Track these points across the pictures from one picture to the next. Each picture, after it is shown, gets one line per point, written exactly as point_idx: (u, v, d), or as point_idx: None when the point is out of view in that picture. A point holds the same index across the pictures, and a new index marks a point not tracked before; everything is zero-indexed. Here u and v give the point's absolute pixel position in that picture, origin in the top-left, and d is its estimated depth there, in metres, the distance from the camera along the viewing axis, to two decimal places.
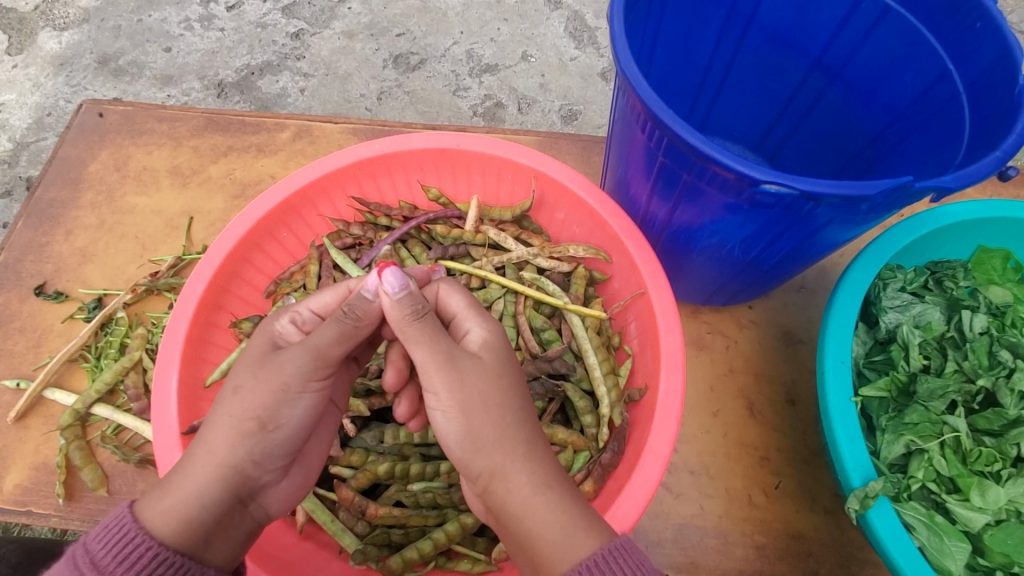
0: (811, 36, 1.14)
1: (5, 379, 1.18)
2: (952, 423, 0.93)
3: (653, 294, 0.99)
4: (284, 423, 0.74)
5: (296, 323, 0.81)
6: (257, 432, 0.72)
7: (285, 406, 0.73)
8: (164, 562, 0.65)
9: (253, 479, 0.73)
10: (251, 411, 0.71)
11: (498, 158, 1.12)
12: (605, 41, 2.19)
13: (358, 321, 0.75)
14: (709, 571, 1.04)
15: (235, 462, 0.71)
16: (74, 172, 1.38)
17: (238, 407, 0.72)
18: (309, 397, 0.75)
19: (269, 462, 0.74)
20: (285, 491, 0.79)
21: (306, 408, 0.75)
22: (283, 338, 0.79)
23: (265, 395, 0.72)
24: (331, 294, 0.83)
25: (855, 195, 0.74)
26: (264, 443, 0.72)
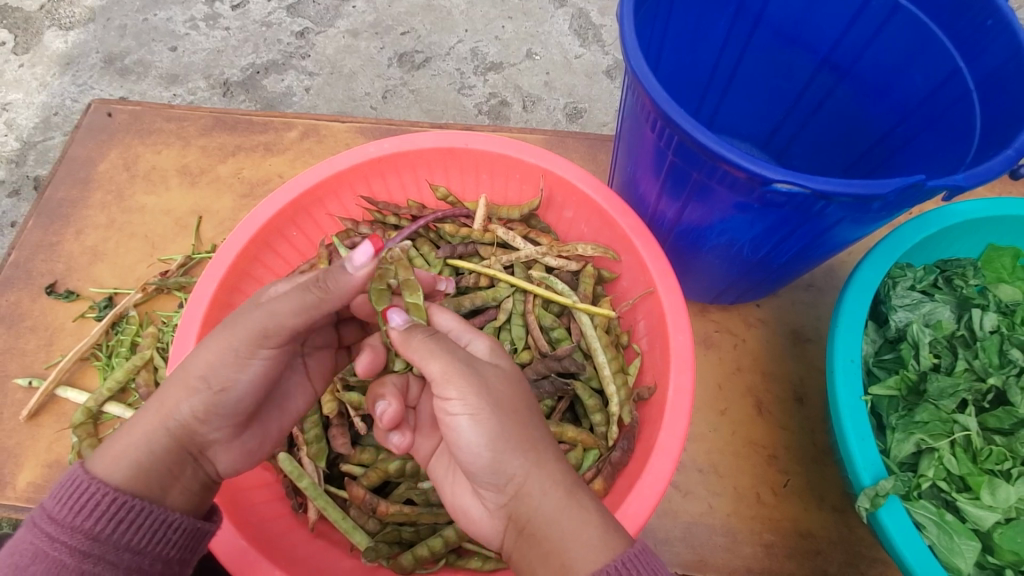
0: (820, 33, 1.13)
1: (17, 377, 1.19)
2: (962, 422, 0.94)
3: (662, 293, 0.99)
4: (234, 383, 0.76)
5: (290, 287, 0.85)
6: (206, 391, 0.75)
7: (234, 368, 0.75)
8: (120, 504, 0.70)
9: (197, 435, 0.76)
10: (200, 371, 0.75)
11: (507, 157, 1.12)
12: (610, 39, 2.19)
13: (322, 291, 0.75)
14: (717, 569, 1.04)
15: (181, 419, 0.75)
16: (83, 171, 1.38)
17: (189, 365, 0.76)
18: (262, 363, 0.77)
19: (214, 420, 0.76)
20: (239, 449, 0.81)
21: (257, 370, 0.77)
22: (268, 298, 0.82)
23: (216, 354, 0.75)
24: (316, 269, 0.86)
25: (866, 194, 0.74)
26: (213, 400, 0.75)
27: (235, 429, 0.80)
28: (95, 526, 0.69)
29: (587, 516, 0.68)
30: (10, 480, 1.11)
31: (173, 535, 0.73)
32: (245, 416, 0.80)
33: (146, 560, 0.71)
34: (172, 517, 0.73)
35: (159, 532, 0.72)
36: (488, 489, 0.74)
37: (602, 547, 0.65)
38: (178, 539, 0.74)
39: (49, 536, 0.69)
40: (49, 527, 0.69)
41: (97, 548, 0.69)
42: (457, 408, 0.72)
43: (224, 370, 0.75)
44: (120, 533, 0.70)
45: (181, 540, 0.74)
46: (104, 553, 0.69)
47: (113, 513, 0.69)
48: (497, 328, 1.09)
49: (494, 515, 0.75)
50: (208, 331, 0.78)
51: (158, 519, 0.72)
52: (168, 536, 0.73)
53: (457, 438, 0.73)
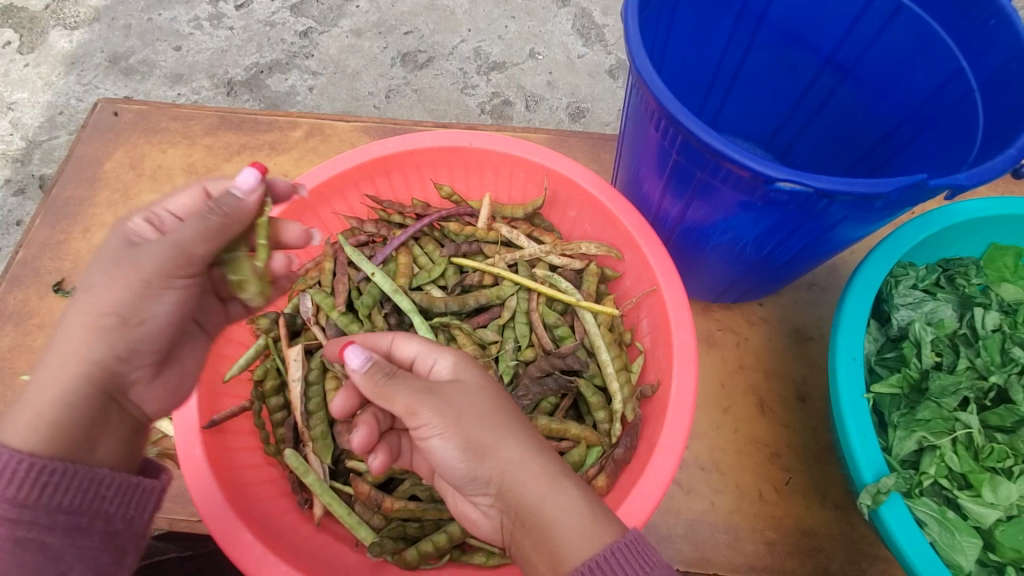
0: (824, 33, 1.14)
1: (26, 373, 1.20)
2: (964, 419, 0.94)
3: (666, 292, 1.00)
4: (145, 318, 0.77)
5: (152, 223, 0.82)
6: (118, 325, 0.75)
7: (144, 303, 0.76)
8: (43, 470, 0.71)
9: (120, 375, 0.78)
10: (109, 309, 0.74)
11: (511, 156, 1.13)
12: (613, 38, 2.19)
13: (225, 216, 0.76)
14: (719, 566, 1.05)
15: (95, 364, 0.75)
16: (90, 170, 1.40)
17: (90, 306, 0.75)
18: (172, 292, 0.78)
19: (133, 359, 0.78)
20: (159, 391, 0.84)
21: (170, 304, 0.78)
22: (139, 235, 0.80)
23: (118, 288, 0.75)
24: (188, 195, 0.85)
25: (869, 193, 0.75)
26: (126, 337, 0.76)
27: (156, 369, 0.82)
28: (22, 494, 0.70)
29: (573, 503, 0.69)
30: None
31: (107, 491, 0.76)
32: (160, 356, 0.82)
33: (86, 517, 0.75)
34: (98, 475, 0.75)
35: (92, 491, 0.75)
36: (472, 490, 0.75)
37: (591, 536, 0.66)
38: (114, 494, 0.77)
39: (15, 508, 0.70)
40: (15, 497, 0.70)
41: (30, 514, 0.71)
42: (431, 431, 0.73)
43: (132, 307, 0.75)
44: (49, 497, 0.72)
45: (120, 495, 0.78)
46: (37, 518, 0.71)
47: (33, 479, 0.71)
48: (502, 326, 1.10)
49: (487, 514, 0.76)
50: (97, 272, 0.76)
51: (86, 478, 0.74)
52: (103, 493, 0.76)
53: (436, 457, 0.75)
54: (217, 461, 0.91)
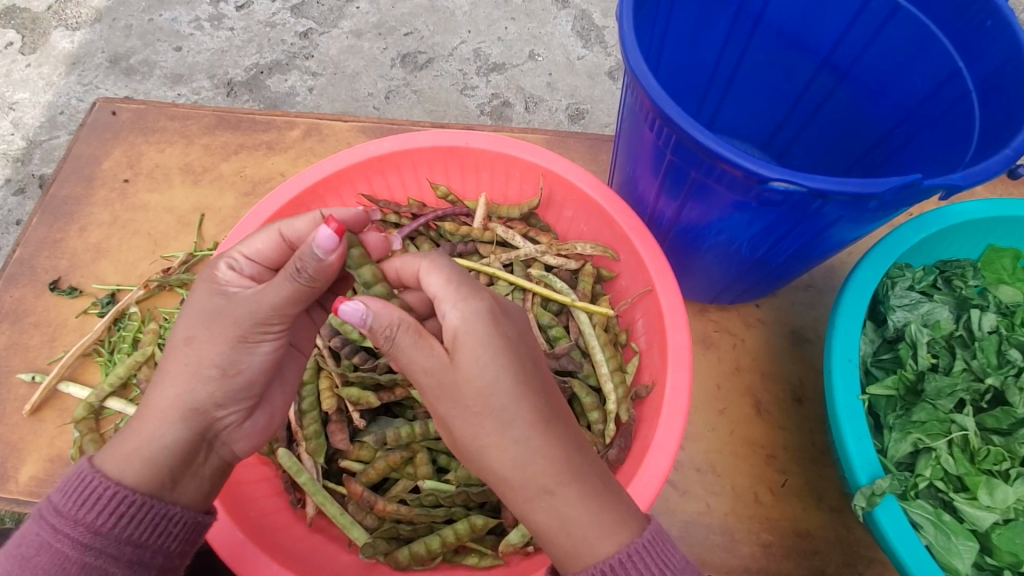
0: (821, 34, 1.14)
1: (21, 372, 1.20)
2: (960, 421, 0.93)
3: (660, 293, 1.00)
4: (243, 369, 0.76)
5: (235, 269, 0.78)
6: (218, 378, 0.74)
7: (240, 353, 0.75)
8: (123, 500, 0.69)
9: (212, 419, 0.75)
10: (211, 361, 0.74)
11: (507, 156, 1.13)
12: (612, 40, 2.20)
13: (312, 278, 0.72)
14: (714, 569, 1.04)
15: (194, 409, 0.74)
16: (88, 169, 1.40)
17: (191, 358, 0.74)
18: (267, 344, 0.77)
19: (230, 405, 0.77)
20: (250, 431, 0.82)
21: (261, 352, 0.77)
22: (229, 285, 0.76)
23: (219, 344, 0.74)
24: (261, 238, 0.79)
25: (863, 192, 0.74)
26: (223, 388, 0.75)
27: (246, 411, 0.80)
28: (98, 520, 0.69)
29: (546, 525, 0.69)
30: (12, 474, 1.12)
31: (174, 528, 0.73)
32: (256, 395, 0.81)
33: (146, 553, 0.71)
34: (172, 510, 0.72)
35: (162, 526, 0.72)
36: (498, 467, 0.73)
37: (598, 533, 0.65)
38: (179, 533, 0.74)
39: (51, 527, 0.69)
40: (51, 518, 0.69)
41: (99, 542, 0.69)
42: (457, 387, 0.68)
43: (231, 358, 0.74)
44: (120, 528, 0.69)
45: (182, 533, 0.74)
46: (105, 546, 0.70)
47: (113, 508, 0.69)
48: None
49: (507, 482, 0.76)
50: (193, 321, 0.74)
51: (159, 513, 0.71)
52: (169, 529, 0.73)
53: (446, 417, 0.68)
54: None
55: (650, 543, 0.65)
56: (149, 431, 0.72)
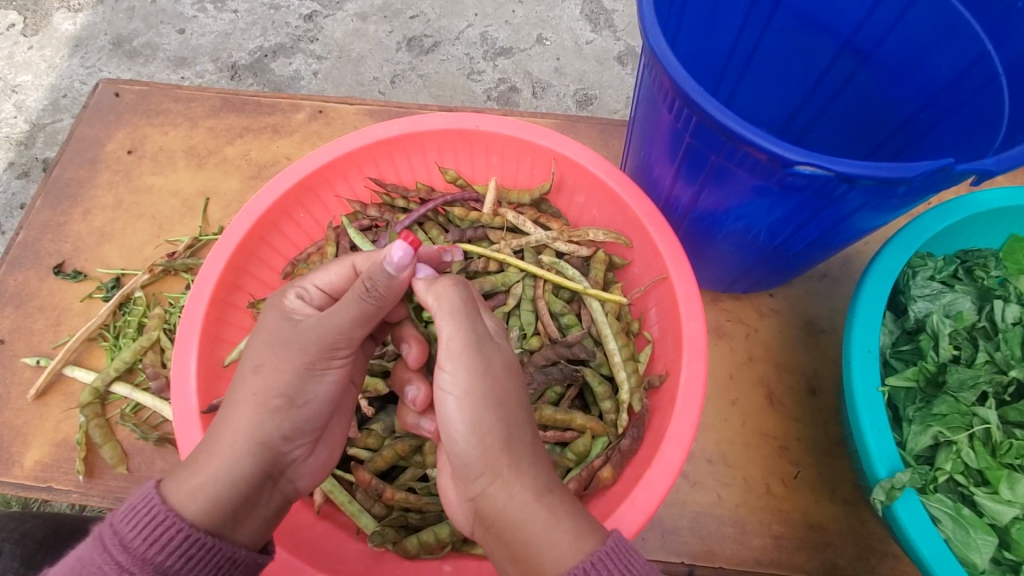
0: (843, 14, 1.10)
1: (25, 357, 1.19)
2: (983, 414, 0.91)
3: (675, 280, 0.97)
4: (292, 395, 0.76)
5: (303, 298, 0.81)
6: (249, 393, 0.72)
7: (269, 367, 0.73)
8: (194, 542, 0.65)
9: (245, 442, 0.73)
10: (236, 371, 0.72)
11: (518, 139, 1.10)
12: (622, 24, 2.15)
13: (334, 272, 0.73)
14: (725, 560, 1.03)
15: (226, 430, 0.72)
16: (91, 151, 1.37)
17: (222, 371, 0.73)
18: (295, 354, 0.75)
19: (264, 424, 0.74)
20: (312, 466, 0.81)
21: (289, 358, 0.74)
22: (296, 313, 0.78)
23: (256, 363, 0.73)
24: (336, 271, 0.81)
25: (893, 176, 0.72)
26: (255, 400, 0.73)
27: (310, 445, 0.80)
28: (167, 561, 0.64)
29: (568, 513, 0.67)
30: (18, 458, 1.11)
31: (236, 573, 0.68)
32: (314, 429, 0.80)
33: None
34: (240, 554, 0.68)
35: (225, 570, 0.67)
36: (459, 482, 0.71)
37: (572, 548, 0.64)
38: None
39: (116, 564, 0.63)
40: (117, 554, 0.63)
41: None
42: (453, 375, 0.72)
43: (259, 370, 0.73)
44: (188, 569, 0.65)
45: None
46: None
47: (182, 546, 0.65)
48: (506, 313, 1.08)
49: (464, 510, 0.74)
50: None
51: (226, 556, 0.67)
52: (233, 573, 0.68)
53: (443, 408, 0.72)
54: None
55: (612, 551, 0.63)
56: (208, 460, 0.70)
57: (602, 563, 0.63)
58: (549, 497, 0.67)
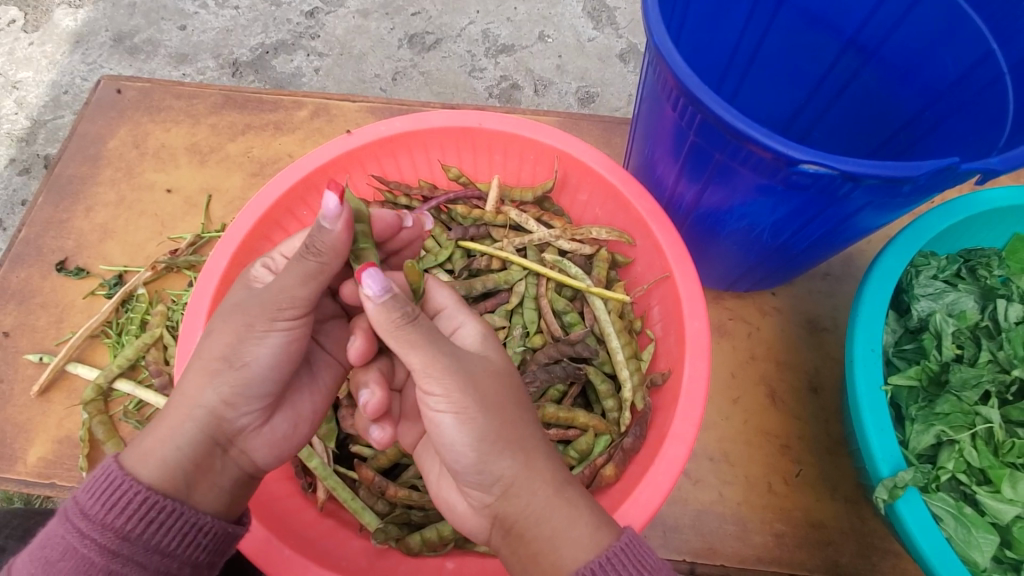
0: (848, 13, 1.10)
1: (28, 353, 1.19)
2: (985, 414, 0.92)
3: (678, 278, 0.97)
4: None
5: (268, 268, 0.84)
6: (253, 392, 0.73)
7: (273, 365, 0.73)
8: (153, 506, 0.67)
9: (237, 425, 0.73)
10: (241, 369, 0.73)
11: (522, 137, 1.10)
12: (624, 22, 2.14)
13: (320, 257, 0.72)
14: (727, 558, 1.03)
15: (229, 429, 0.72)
16: (93, 148, 1.37)
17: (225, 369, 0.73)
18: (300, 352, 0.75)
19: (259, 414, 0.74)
20: (269, 438, 0.78)
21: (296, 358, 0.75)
22: (258, 280, 0.81)
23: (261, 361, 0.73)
24: (299, 238, 0.86)
25: (898, 176, 0.72)
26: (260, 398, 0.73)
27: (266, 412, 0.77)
28: (127, 526, 0.66)
29: (573, 513, 0.67)
30: (21, 455, 1.11)
31: (204, 540, 0.70)
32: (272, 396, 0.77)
33: (175, 563, 0.69)
34: (203, 520, 0.70)
35: (190, 536, 0.69)
36: (473, 488, 0.72)
37: (589, 543, 0.65)
38: (210, 543, 0.71)
39: (78, 531, 0.66)
40: (79, 522, 0.66)
41: (127, 548, 0.66)
42: (440, 403, 0.69)
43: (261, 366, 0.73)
44: (151, 534, 0.67)
45: (213, 544, 0.71)
46: (133, 554, 0.67)
47: (144, 513, 0.67)
48: (509, 311, 1.08)
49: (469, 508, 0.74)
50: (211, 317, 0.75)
51: (189, 522, 0.69)
52: (200, 541, 0.70)
53: (438, 432, 0.71)
54: None
55: (627, 546, 0.65)
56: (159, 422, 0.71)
57: (617, 557, 0.64)
58: (555, 496, 0.67)
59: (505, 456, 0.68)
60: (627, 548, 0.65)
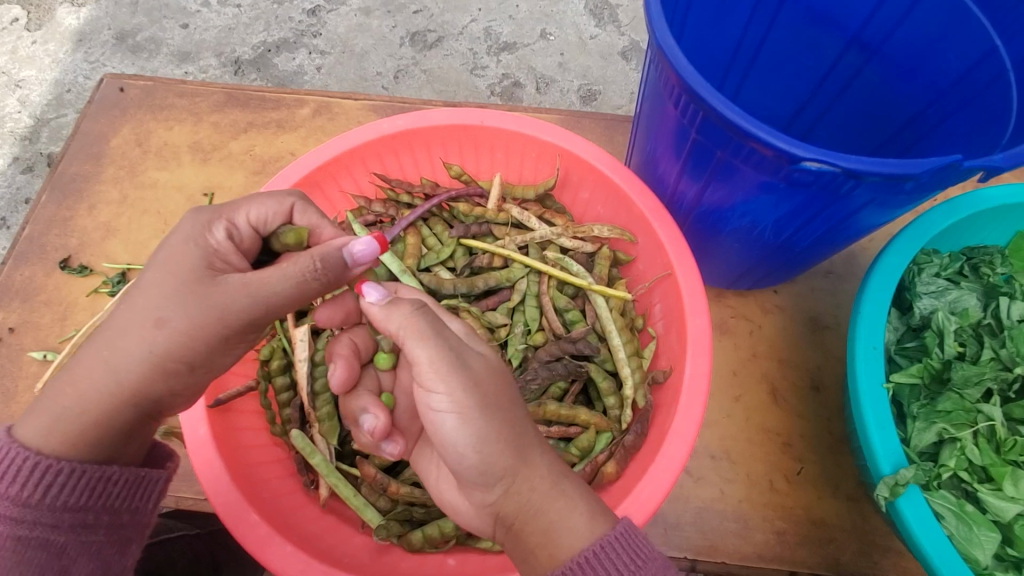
0: (850, 10, 1.10)
1: (32, 350, 1.20)
2: (987, 411, 0.92)
3: (680, 276, 0.97)
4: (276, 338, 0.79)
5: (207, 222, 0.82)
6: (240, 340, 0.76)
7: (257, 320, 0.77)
8: (54, 470, 0.72)
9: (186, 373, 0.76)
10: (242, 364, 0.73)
11: (523, 135, 1.10)
12: (626, 19, 2.14)
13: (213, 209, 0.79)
14: (728, 556, 1.03)
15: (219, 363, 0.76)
16: (96, 146, 1.38)
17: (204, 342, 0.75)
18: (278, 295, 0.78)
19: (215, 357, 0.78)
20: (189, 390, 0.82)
21: None
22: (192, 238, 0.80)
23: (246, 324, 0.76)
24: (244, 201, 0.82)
25: (900, 173, 0.72)
26: None
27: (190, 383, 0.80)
28: (24, 493, 0.71)
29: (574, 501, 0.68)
30: None
31: (115, 487, 0.77)
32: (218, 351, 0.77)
33: (90, 515, 0.75)
34: (111, 470, 0.76)
35: (101, 488, 0.76)
36: (476, 488, 0.72)
37: (585, 533, 0.67)
38: (122, 490, 0.78)
39: None
40: None
41: (31, 514, 0.71)
42: (442, 403, 0.70)
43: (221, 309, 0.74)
44: (56, 495, 0.73)
45: (126, 490, 0.78)
46: (38, 518, 0.72)
47: (39, 478, 0.72)
48: (511, 309, 1.08)
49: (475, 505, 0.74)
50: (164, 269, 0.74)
51: (96, 476, 0.75)
52: (111, 490, 0.77)
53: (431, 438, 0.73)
54: (223, 440, 0.90)
55: (622, 535, 0.66)
56: (81, 385, 0.73)
57: (611, 545, 0.65)
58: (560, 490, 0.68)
59: (505, 451, 0.69)
60: (621, 538, 0.66)
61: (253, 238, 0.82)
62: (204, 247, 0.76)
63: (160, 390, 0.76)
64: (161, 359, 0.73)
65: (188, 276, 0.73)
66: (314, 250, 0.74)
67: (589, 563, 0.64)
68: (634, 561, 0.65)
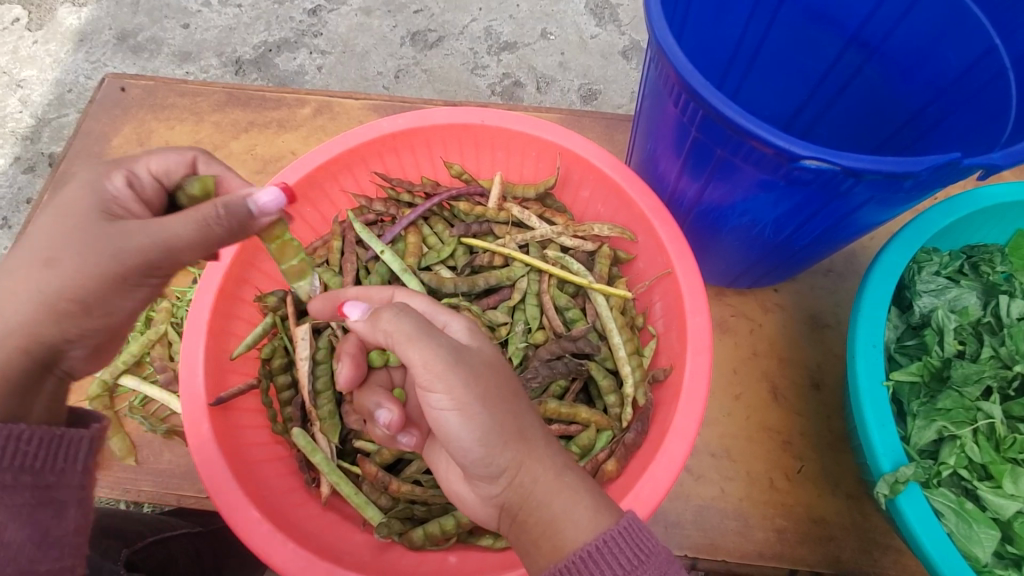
0: (849, 8, 1.10)
1: None
2: (987, 409, 0.92)
3: (681, 274, 0.97)
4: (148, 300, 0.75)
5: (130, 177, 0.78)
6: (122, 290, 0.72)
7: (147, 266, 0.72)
8: None
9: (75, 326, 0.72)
10: None
11: (523, 134, 1.10)
12: (627, 18, 2.14)
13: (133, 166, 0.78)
14: (728, 553, 1.03)
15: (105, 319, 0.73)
16: (97, 146, 1.38)
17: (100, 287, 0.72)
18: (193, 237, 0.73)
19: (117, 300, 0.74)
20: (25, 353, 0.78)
21: None
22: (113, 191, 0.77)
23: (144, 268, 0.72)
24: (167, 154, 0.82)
25: (899, 171, 0.72)
26: None
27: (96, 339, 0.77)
28: None
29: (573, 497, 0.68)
30: None
31: (30, 448, 0.66)
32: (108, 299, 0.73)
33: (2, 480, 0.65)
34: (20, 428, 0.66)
35: (9, 449, 0.65)
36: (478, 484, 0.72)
37: (589, 525, 0.66)
38: (38, 452, 0.67)
39: None
40: None
41: None
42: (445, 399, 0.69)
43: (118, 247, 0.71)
44: None
45: (44, 453, 0.67)
46: None
47: None
48: (511, 307, 1.08)
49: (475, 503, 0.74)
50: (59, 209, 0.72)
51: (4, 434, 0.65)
52: (23, 450, 0.66)
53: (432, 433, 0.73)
54: (224, 438, 0.91)
55: (624, 530, 0.65)
56: None
57: (615, 539, 0.64)
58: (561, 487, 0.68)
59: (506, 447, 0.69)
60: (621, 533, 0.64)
61: (155, 189, 0.79)
62: (100, 193, 0.74)
63: (54, 338, 0.72)
64: (50, 298, 0.70)
65: (79, 217, 0.71)
66: (219, 198, 0.71)
67: (592, 557, 0.63)
68: (635, 557, 0.64)
